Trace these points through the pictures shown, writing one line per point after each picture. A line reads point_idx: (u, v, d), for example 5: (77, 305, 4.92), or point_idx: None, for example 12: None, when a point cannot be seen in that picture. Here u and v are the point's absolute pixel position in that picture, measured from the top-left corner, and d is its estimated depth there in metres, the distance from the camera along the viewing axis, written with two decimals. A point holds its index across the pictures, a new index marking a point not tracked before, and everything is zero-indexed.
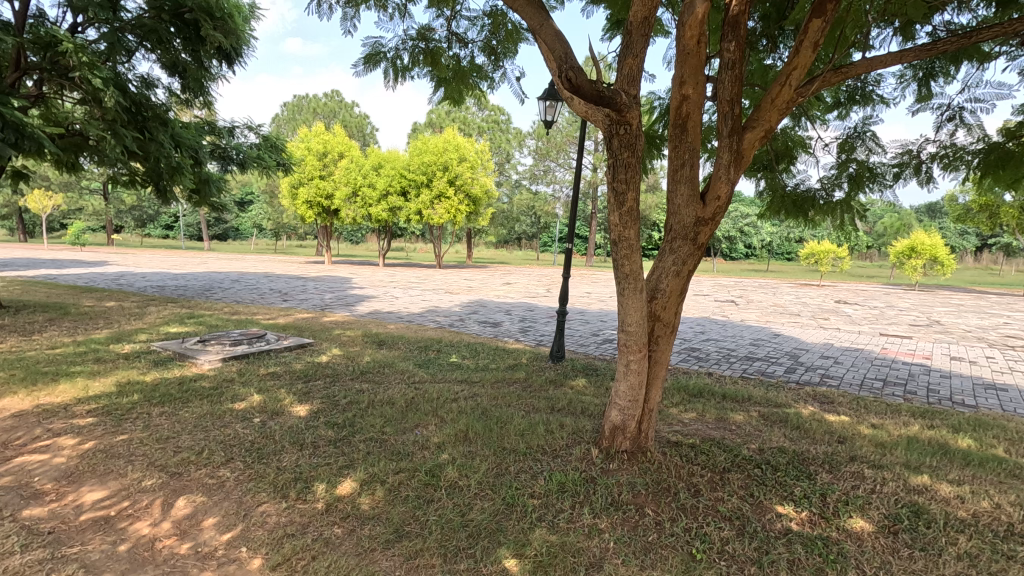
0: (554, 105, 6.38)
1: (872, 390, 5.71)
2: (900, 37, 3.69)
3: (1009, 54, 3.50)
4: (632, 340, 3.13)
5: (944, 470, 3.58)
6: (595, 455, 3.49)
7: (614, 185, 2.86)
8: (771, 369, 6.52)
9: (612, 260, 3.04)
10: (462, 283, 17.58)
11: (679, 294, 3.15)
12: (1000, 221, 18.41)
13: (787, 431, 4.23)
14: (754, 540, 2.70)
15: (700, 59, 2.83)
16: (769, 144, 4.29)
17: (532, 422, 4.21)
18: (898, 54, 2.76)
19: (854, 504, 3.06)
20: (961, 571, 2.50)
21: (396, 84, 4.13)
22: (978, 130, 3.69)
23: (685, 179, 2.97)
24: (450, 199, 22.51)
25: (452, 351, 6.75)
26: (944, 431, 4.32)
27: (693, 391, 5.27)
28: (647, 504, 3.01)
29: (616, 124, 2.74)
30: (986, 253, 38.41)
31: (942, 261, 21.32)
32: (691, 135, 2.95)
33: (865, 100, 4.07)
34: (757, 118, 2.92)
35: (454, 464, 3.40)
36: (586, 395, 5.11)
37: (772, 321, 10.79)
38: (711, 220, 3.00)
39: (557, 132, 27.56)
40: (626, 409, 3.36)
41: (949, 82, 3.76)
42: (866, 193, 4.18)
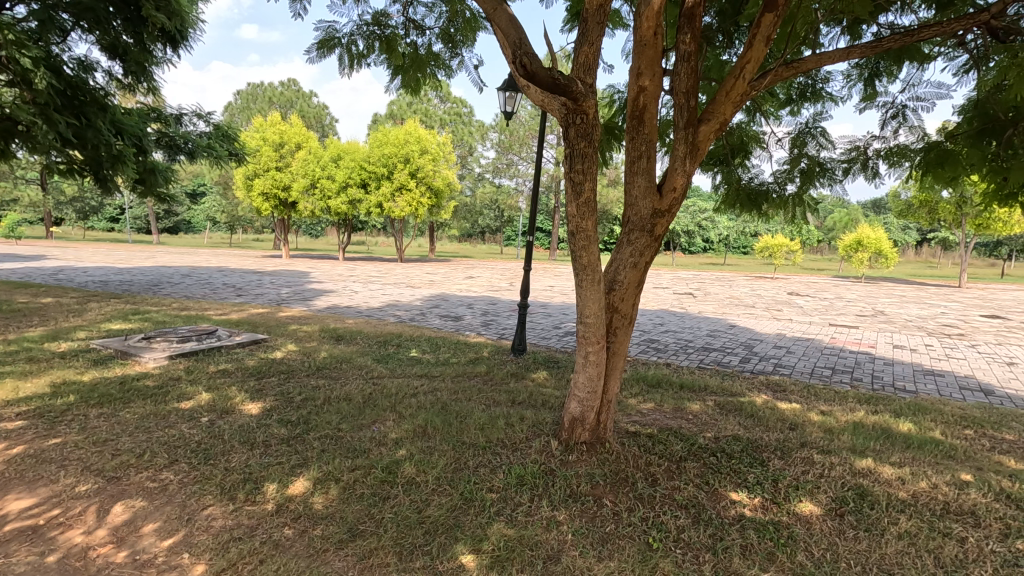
0: (514, 96, 6.34)
1: (821, 378, 5.94)
2: (847, 36, 3.80)
3: (946, 55, 3.65)
4: (591, 332, 3.12)
5: (886, 453, 3.74)
6: (555, 448, 3.48)
7: (572, 175, 2.85)
8: (727, 360, 6.67)
9: (570, 252, 3.02)
10: (424, 277, 17.36)
11: (637, 286, 3.16)
12: (938, 216, 19.42)
13: (741, 420, 4.34)
14: (708, 527, 2.74)
15: (657, 51, 2.84)
16: (725, 139, 4.37)
17: (492, 416, 4.18)
18: (846, 51, 2.82)
19: (804, 489, 3.16)
20: (902, 550, 2.60)
21: (351, 71, 4.00)
22: (918, 129, 3.85)
23: (642, 171, 2.99)
24: (411, 192, 22.12)
25: (412, 346, 6.64)
26: (887, 416, 4.52)
27: (651, 382, 5.35)
28: (605, 495, 3.02)
29: (573, 113, 2.71)
30: (926, 247, 40.49)
31: (886, 254, 22.34)
32: (648, 126, 2.97)
33: (816, 97, 4.19)
34: (712, 111, 2.95)
35: (411, 460, 3.34)
36: (547, 387, 5.13)
37: (728, 312, 11.07)
38: (668, 212, 3.01)
39: (519, 125, 27.51)
40: (585, 401, 3.37)
41: (892, 81, 3.91)
42: (817, 188, 4.31)
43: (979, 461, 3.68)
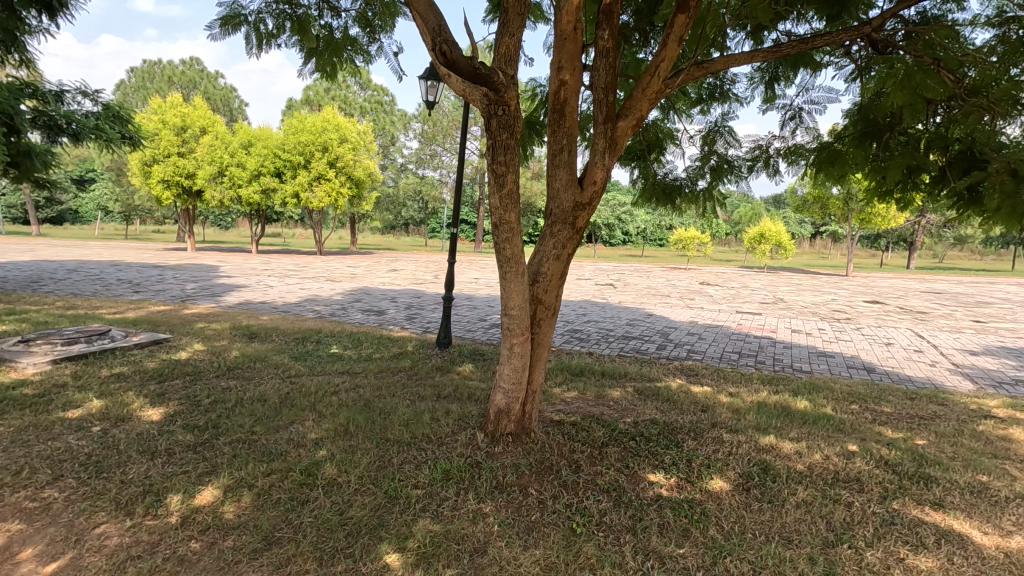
0: (436, 85, 6.23)
1: (729, 361, 6.35)
2: (752, 41, 4.04)
3: (835, 64, 3.97)
4: (515, 323, 3.14)
5: (786, 429, 4.06)
6: (481, 440, 3.48)
7: (494, 166, 2.83)
8: (645, 347, 6.97)
9: (494, 244, 3.01)
10: (345, 270, 16.78)
11: (560, 277, 3.21)
12: (829, 211, 21.30)
13: (658, 404, 4.55)
14: (628, 509, 2.85)
15: (577, 46, 2.89)
16: (642, 135, 4.53)
17: (417, 411, 4.12)
18: (751, 53, 2.99)
19: (715, 466, 3.36)
20: (800, 517, 2.84)
21: (260, 52, 3.75)
22: (812, 130, 4.18)
23: (564, 164, 3.03)
24: (330, 181, 21.24)
25: (333, 342, 6.40)
26: (786, 395, 4.91)
27: (574, 370, 5.49)
28: (530, 484, 3.06)
29: (494, 104, 2.69)
30: (819, 239, 44.31)
31: (784, 246, 24.24)
32: (569, 120, 3.01)
33: (723, 97, 4.44)
34: (630, 107, 3.03)
35: (332, 461, 3.21)
36: (472, 379, 5.13)
37: (646, 302, 11.57)
38: (589, 205, 3.08)
39: (442, 115, 27.16)
40: (510, 392, 3.39)
41: (790, 85, 4.21)
42: (725, 184, 4.58)
43: (863, 432, 4.08)
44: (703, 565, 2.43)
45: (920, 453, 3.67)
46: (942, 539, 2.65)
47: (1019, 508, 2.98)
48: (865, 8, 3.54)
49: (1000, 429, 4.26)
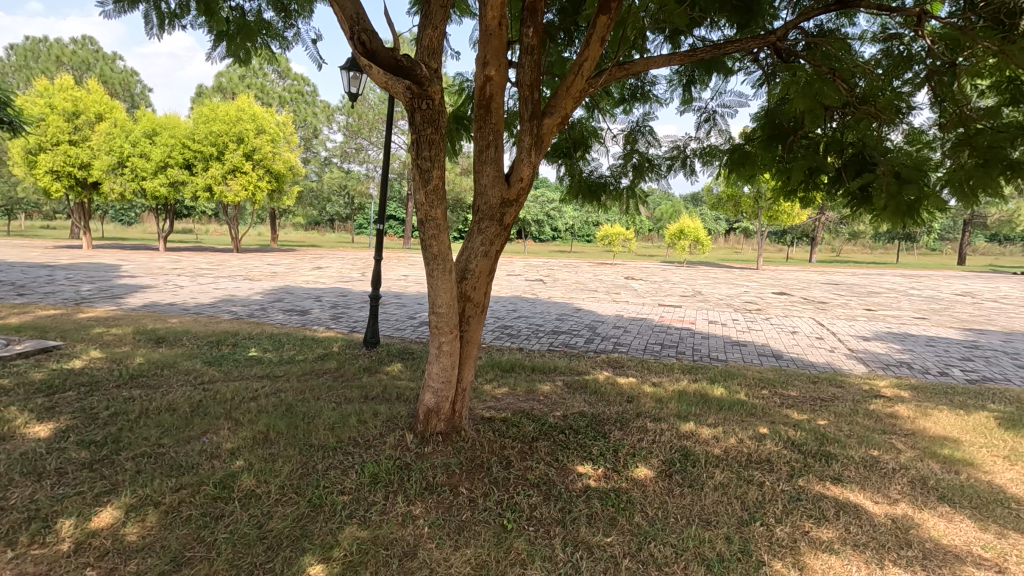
0: (359, 77, 6.03)
1: (652, 353, 6.62)
2: (670, 44, 4.20)
3: (745, 70, 4.20)
4: (443, 322, 3.08)
5: (704, 416, 4.28)
6: (411, 441, 3.41)
7: (418, 162, 2.76)
8: (574, 341, 7.11)
9: (420, 241, 2.94)
10: (265, 268, 15.99)
11: (488, 274, 3.19)
12: (741, 209, 22.69)
13: (586, 396, 4.66)
14: (558, 502, 2.89)
15: (502, 42, 2.89)
16: (568, 133, 4.61)
17: (343, 413, 3.98)
18: (668, 57, 3.10)
19: (640, 455, 3.48)
20: (717, 499, 3.00)
21: (161, 32, 3.46)
22: (724, 132, 4.41)
23: (490, 160, 3.01)
24: (246, 174, 20.06)
25: (251, 344, 6.06)
26: (704, 383, 5.19)
27: (505, 366, 5.51)
28: (461, 483, 3.03)
29: (418, 98, 2.63)
30: (733, 235, 47.11)
31: (701, 241, 25.59)
32: (495, 116, 2.99)
33: (644, 98, 4.59)
34: (555, 105, 3.06)
35: (250, 471, 3.03)
36: (401, 379, 5.02)
37: (575, 297, 11.83)
38: (516, 202, 3.08)
39: (367, 108, 26.38)
40: (439, 392, 3.34)
41: (705, 89, 4.42)
42: (646, 182, 4.74)
43: (772, 415, 4.38)
44: (629, 552, 2.50)
45: (822, 433, 3.98)
46: (840, 511, 2.89)
47: (903, 478, 3.31)
48: (770, 18, 3.77)
49: (887, 407, 4.71)
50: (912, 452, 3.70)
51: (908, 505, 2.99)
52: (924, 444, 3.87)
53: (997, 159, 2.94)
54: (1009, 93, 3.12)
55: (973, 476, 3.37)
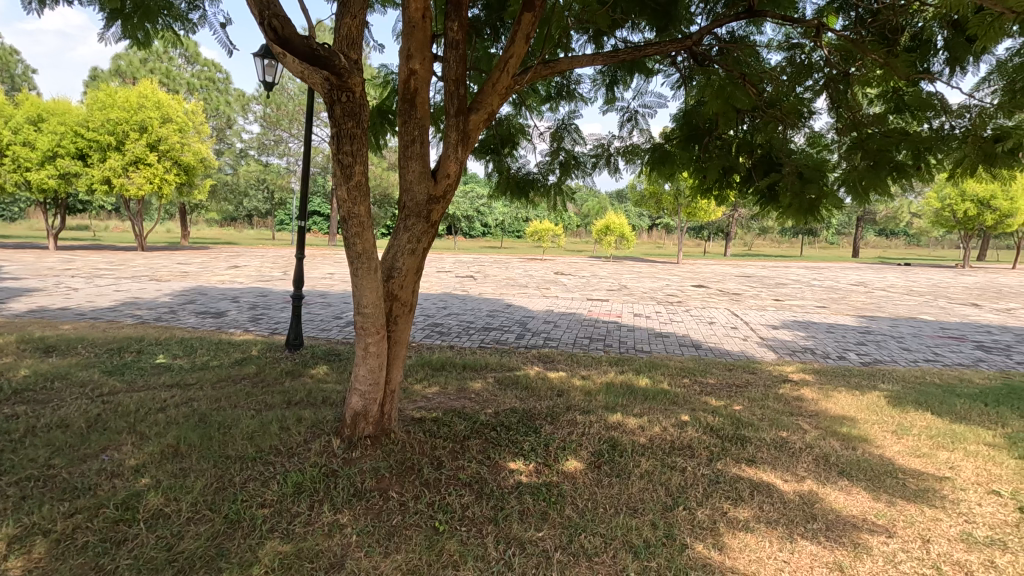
0: (275, 65, 5.72)
1: (581, 346, 6.77)
2: (593, 44, 4.28)
3: (664, 72, 4.35)
4: (370, 322, 2.98)
5: (631, 406, 4.43)
6: (337, 446, 3.28)
7: (339, 157, 2.66)
8: (504, 337, 7.14)
9: (342, 239, 2.82)
10: (174, 267, 14.88)
11: (415, 272, 3.12)
12: (663, 206, 23.68)
13: (517, 392, 4.69)
14: (490, 500, 2.89)
15: (426, 35, 2.83)
16: (495, 130, 4.60)
17: (263, 421, 3.77)
18: (592, 56, 3.15)
19: (570, 448, 3.54)
20: (643, 487, 3.11)
21: (42, 7, 3.10)
22: (645, 131, 4.56)
23: (416, 156, 2.94)
24: (150, 166, 18.54)
25: (158, 350, 5.61)
26: (630, 374, 5.37)
27: (436, 365, 5.44)
28: (391, 487, 2.96)
29: (337, 90, 2.54)
30: (656, 230, 49.12)
31: (627, 237, 26.49)
32: (420, 110, 2.92)
33: (570, 96, 4.66)
34: (481, 101, 3.03)
35: (157, 489, 2.80)
36: (327, 382, 4.83)
37: (506, 292, 11.88)
38: (443, 198, 3.03)
39: (286, 98, 25.12)
40: (367, 394, 3.23)
41: (627, 89, 4.54)
42: (572, 179, 4.81)
43: (693, 403, 4.60)
44: (560, 545, 2.54)
45: (737, 418, 4.23)
46: (754, 491, 3.08)
47: (809, 456, 3.57)
48: (686, 23, 3.93)
49: (794, 390, 5.09)
50: (816, 432, 4.01)
51: (813, 482, 3.23)
52: (826, 423, 4.20)
53: (884, 162, 3.24)
54: (893, 101, 3.43)
55: (867, 451, 3.70)
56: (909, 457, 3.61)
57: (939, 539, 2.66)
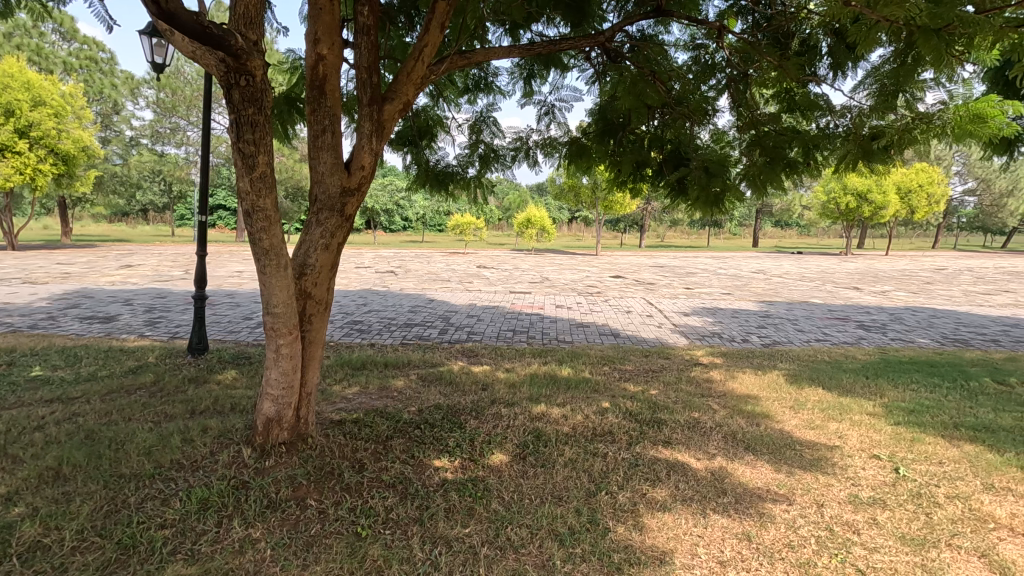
0: (165, 45, 5.24)
1: (505, 339, 6.79)
2: (510, 38, 4.26)
3: (579, 67, 4.43)
4: (281, 323, 2.81)
5: (554, 396, 4.50)
6: (248, 456, 3.07)
7: (240, 146, 2.47)
8: (427, 333, 7.02)
9: (247, 234, 2.63)
10: (53, 268, 13.33)
11: (330, 269, 2.97)
12: (581, 199, 24.31)
13: (441, 388, 4.63)
14: (415, 500, 2.82)
15: (334, 19, 2.69)
16: (412, 121, 4.49)
17: (163, 434, 3.46)
18: (508, 49, 3.14)
19: (495, 441, 3.54)
20: (567, 474, 3.16)
21: None
22: (562, 126, 4.62)
23: (327, 147, 2.79)
24: (20, 155, 16.46)
25: (35, 362, 5.00)
26: (553, 365, 5.47)
27: (355, 364, 5.25)
28: (309, 495, 2.81)
29: (235, 73, 2.36)
30: (575, 223, 50.43)
31: (547, 230, 26.94)
32: (330, 99, 2.78)
33: (488, 89, 4.62)
34: (395, 90, 2.93)
35: (34, 519, 2.49)
36: (236, 388, 4.53)
37: (427, 287, 11.70)
38: (357, 190, 2.89)
39: (182, 82, 23.17)
40: (280, 399, 3.05)
41: (544, 83, 4.57)
42: (492, 172, 4.79)
43: (612, 389, 4.76)
44: (487, 540, 2.52)
45: (653, 402, 4.42)
46: (670, 471, 3.23)
47: (718, 434, 3.80)
48: (599, 20, 4.01)
49: (704, 372, 5.41)
50: (725, 411, 4.28)
51: (723, 458, 3.44)
52: (733, 402, 4.49)
53: (779, 158, 3.50)
54: (786, 101, 3.69)
55: (769, 426, 4.00)
56: (804, 430, 3.94)
57: (832, 503, 2.92)
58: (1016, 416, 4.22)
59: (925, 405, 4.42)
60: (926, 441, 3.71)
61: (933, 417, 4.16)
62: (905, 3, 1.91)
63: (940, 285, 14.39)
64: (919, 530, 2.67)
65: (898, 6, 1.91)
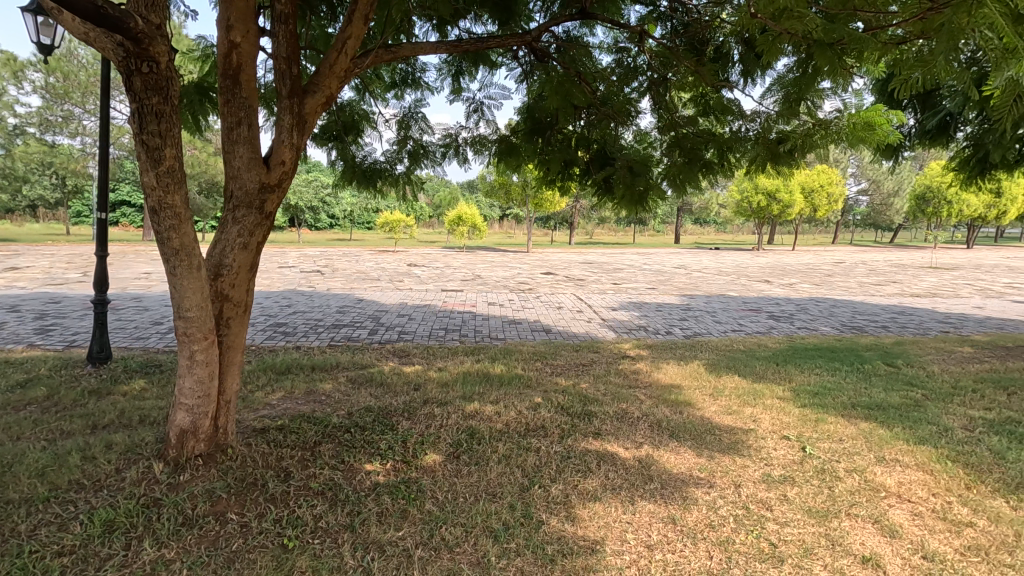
0: (53, 24, 4.76)
1: (437, 338, 6.73)
2: (437, 33, 4.21)
3: (507, 66, 4.45)
4: (194, 328, 2.62)
5: (486, 394, 4.51)
6: (160, 472, 2.86)
7: (143, 137, 2.29)
8: (356, 334, 6.83)
9: (153, 233, 2.44)
10: None
11: (248, 269, 2.81)
12: (512, 197, 24.49)
13: (372, 390, 4.52)
14: (345, 506, 2.74)
15: (249, 5, 2.55)
16: (336, 116, 4.34)
17: (59, 453, 3.15)
18: (435, 44, 3.09)
19: (428, 442, 3.50)
20: (501, 471, 3.18)
21: None
22: (491, 123, 4.63)
23: (243, 140, 2.64)
24: None
25: None
26: (486, 362, 5.48)
27: (280, 368, 5.02)
28: (230, 508, 2.65)
29: (136, 58, 2.19)
30: (507, 221, 50.75)
31: (478, 228, 26.90)
32: (246, 90, 2.63)
33: (416, 84, 4.54)
34: (317, 82, 2.81)
35: None
36: (146, 398, 4.20)
37: (356, 287, 11.36)
38: (278, 187, 2.76)
39: (75, 66, 21.13)
40: (196, 409, 2.86)
41: (472, 80, 4.56)
42: (422, 169, 4.73)
43: (544, 385, 4.83)
44: (421, 541, 2.49)
45: (584, 395, 4.54)
46: (600, 461, 3.33)
47: (644, 423, 3.96)
48: (526, 19, 4.05)
49: (632, 364, 5.61)
50: (650, 401, 4.47)
51: (649, 446, 3.59)
52: (659, 392, 4.69)
53: (696, 159, 3.73)
54: (702, 105, 3.88)
55: (691, 413, 4.21)
56: (723, 415, 4.18)
57: (747, 483, 3.12)
58: (902, 394, 4.70)
59: (828, 388, 4.83)
60: (828, 421, 4.04)
61: (834, 398, 4.54)
62: (803, 19, 2.05)
63: (839, 278, 15.72)
64: (824, 503, 2.91)
65: (798, 19, 2.05)
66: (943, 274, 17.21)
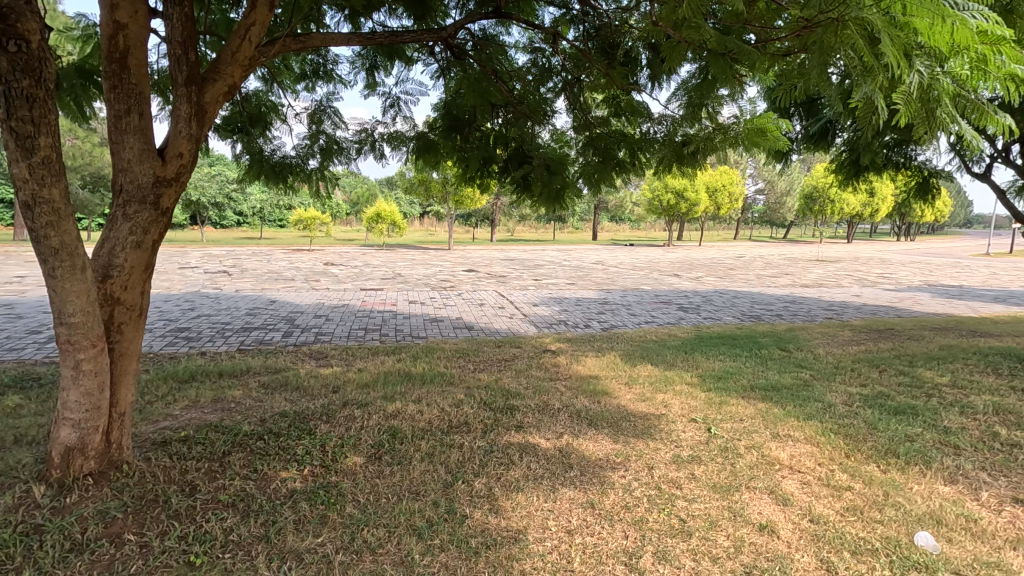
0: None
1: (356, 339, 6.54)
2: (350, 25, 4.09)
3: (423, 61, 4.39)
4: (80, 335, 2.38)
5: (409, 393, 4.46)
6: (41, 496, 2.58)
7: (11, 124, 2.05)
8: (269, 337, 6.49)
9: (27, 231, 2.19)
10: None
11: (142, 270, 2.60)
12: (432, 194, 24.21)
13: (287, 394, 4.33)
14: (258, 516, 2.61)
15: None
16: (242, 107, 4.11)
17: None
18: (347, 36, 2.99)
19: (348, 444, 3.41)
20: (424, 469, 3.16)
21: None
22: (408, 119, 4.56)
23: (133, 130, 2.44)
24: None
25: None
26: (407, 361, 5.40)
27: (182, 376, 4.67)
28: (127, 529, 2.45)
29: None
30: (428, 218, 50.12)
31: (399, 225, 26.38)
32: (134, 75, 2.42)
33: (328, 77, 4.38)
34: (218, 71, 2.64)
35: None
36: (21, 416, 3.76)
37: (267, 287, 10.77)
38: (174, 181, 2.57)
39: None
40: (83, 424, 2.59)
41: (388, 75, 4.47)
42: (336, 164, 4.58)
43: (466, 381, 4.85)
44: (343, 546, 2.43)
45: (506, 390, 4.60)
46: (522, 453, 3.40)
47: (564, 414, 4.09)
48: (441, 15, 4.03)
49: (553, 358, 5.75)
50: (570, 392, 4.61)
51: (569, 436, 3.71)
52: (578, 384, 4.85)
53: (610, 159, 3.99)
54: (614, 107, 4.03)
55: (608, 402, 4.39)
56: (637, 402, 4.40)
57: (660, 464, 3.31)
58: (794, 375, 5.17)
59: (731, 372, 5.22)
60: (730, 403, 4.37)
61: (735, 381, 4.91)
62: (700, 30, 2.20)
63: (739, 271, 17.00)
64: (727, 478, 3.14)
65: (694, 29, 2.20)
66: (826, 267, 19.07)
